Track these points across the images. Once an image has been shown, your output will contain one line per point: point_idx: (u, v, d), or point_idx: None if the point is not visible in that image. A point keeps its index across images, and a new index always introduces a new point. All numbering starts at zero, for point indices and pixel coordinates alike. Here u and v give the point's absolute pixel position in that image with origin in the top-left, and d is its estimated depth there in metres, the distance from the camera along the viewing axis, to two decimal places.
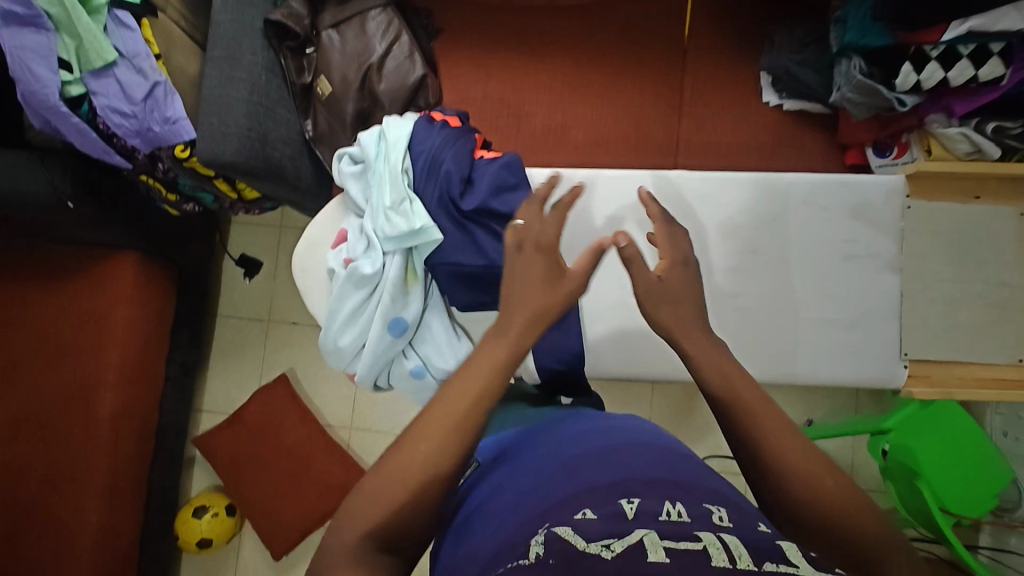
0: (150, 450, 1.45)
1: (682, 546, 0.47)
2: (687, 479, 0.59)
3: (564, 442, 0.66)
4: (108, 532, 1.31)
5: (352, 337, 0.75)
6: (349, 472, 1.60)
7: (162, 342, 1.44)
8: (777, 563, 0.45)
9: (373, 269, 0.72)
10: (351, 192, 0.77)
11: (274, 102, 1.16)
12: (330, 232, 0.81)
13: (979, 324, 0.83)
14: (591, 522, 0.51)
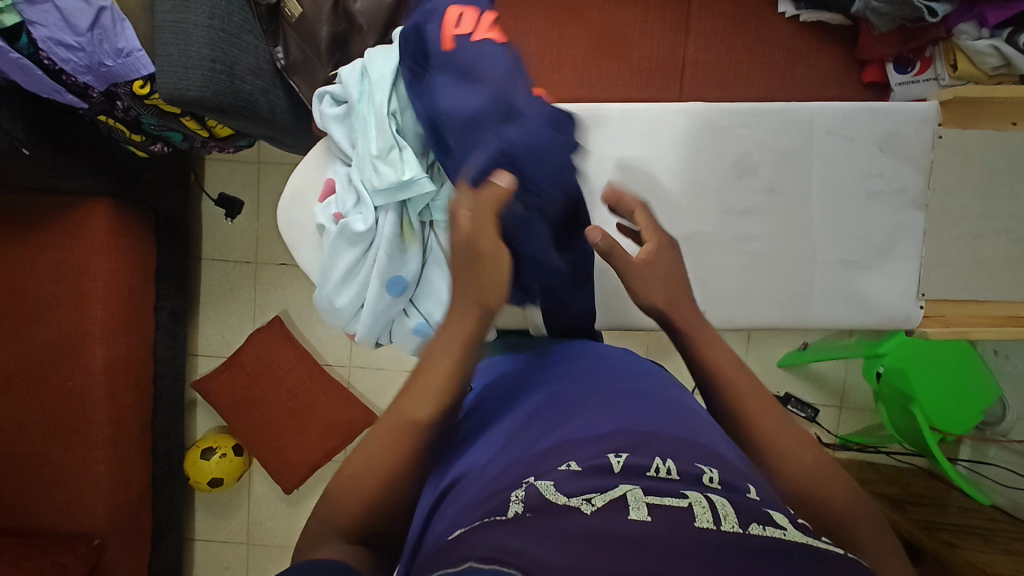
0: (149, 398, 1.44)
1: (666, 502, 0.45)
2: (683, 435, 0.55)
3: (562, 391, 0.65)
4: (118, 480, 1.33)
5: (349, 296, 0.71)
6: (352, 411, 1.61)
7: (146, 291, 1.39)
8: (762, 526, 0.43)
9: (366, 227, 0.67)
10: (336, 138, 0.70)
11: (238, 28, 1.03)
12: (316, 182, 0.74)
13: (998, 261, 0.80)
14: (573, 475, 0.48)
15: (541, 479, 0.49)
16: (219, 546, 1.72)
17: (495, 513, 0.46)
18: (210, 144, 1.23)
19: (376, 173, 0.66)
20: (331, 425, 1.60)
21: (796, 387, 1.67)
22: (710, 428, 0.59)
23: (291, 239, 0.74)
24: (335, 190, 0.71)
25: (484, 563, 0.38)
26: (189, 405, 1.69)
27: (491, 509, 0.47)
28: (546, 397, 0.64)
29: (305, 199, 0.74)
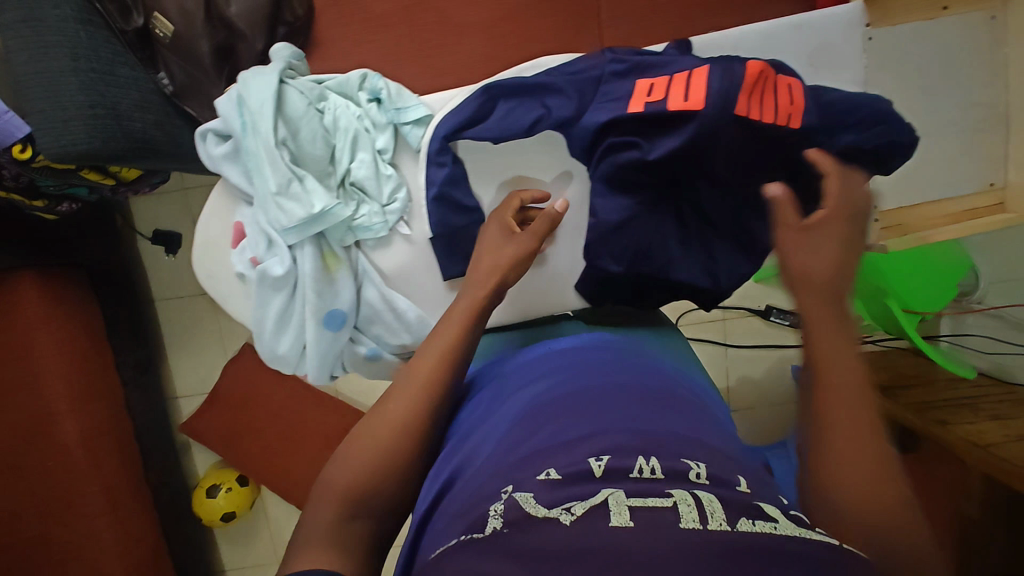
0: (135, 455, 1.41)
1: (649, 503, 0.43)
2: (671, 430, 0.52)
3: (559, 383, 0.61)
4: (126, 544, 1.31)
5: (290, 341, 0.67)
6: (345, 416, 1.59)
7: (100, 352, 1.33)
8: (754, 519, 0.41)
9: (284, 270, 0.62)
10: (230, 177, 0.64)
11: (109, 63, 0.93)
12: (223, 229, 0.68)
13: (945, 152, 0.80)
14: (549, 483, 0.45)
15: (520, 489, 0.45)
16: (251, 572, 1.73)
17: (473, 530, 0.43)
18: (122, 191, 1.16)
19: (279, 208, 0.60)
20: (329, 436, 1.59)
21: (774, 297, 1.70)
22: (700, 422, 0.56)
23: (215, 292, 0.68)
24: (246, 234, 0.66)
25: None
26: (184, 448, 1.66)
27: (472, 522, 0.44)
28: (542, 390, 0.60)
29: (218, 248, 0.68)
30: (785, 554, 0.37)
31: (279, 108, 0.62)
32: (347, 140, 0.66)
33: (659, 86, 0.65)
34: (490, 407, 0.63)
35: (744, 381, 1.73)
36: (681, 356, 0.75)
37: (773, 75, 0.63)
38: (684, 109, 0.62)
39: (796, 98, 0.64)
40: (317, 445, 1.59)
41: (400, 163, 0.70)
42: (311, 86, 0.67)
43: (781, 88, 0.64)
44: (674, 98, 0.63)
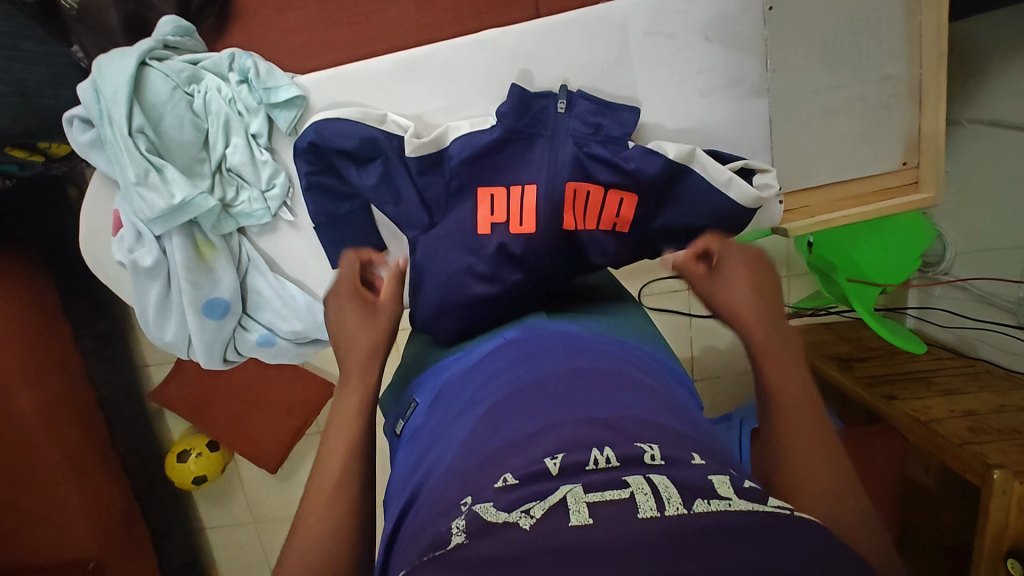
0: (100, 425, 1.45)
1: (608, 496, 0.40)
2: (624, 412, 0.49)
3: (508, 372, 0.58)
4: (94, 507, 1.38)
5: (173, 326, 0.83)
6: (309, 388, 1.62)
7: (57, 325, 1.35)
8: (708, 499, 0.39)
9: (152, 261, 0.77)
10: (98, 163, 0.75)
11: (12, 37, 0.91)
12: (105, 214, 0.78)
13: (857, 132, 0.89)
14: (510, 489, 0.42)
15: (480, 500, 0.42)
16: (229, 531, 1.78)
17: (434, 549, 0.39)
18: (54, 167, 1.13)
19: (150, 197, 0.73)
20: (293, 404, 1.61)
21: None
22: (654, 400, 0.53)
23: (99, 274, 0.79)
24: (122, 227, 0.77)
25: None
26: (156, 414, 1.68)
27: (433, 538, 0.41)
28: (491, 382, 0.58)
29: (102, 235, 0.79)
30: (739, 534, 0.36)
31: (134, 99, 0.73)
32: (219, 127, 0.78)
33: (499, 202, 0.75)
34: (449, 409, 0.59)
35: (709, 350, 1.70)
36: (639, 333, 0.73)
37: (598, 189, 0.76)
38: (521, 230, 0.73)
39: (623, 210, 0.77)
40: (284, 411, 1.61)
41: (274, 144, 0.82)
42: (182, 68, 0.76)
43: (609, 199, 0.77)
44: (514, 220, 0.73)
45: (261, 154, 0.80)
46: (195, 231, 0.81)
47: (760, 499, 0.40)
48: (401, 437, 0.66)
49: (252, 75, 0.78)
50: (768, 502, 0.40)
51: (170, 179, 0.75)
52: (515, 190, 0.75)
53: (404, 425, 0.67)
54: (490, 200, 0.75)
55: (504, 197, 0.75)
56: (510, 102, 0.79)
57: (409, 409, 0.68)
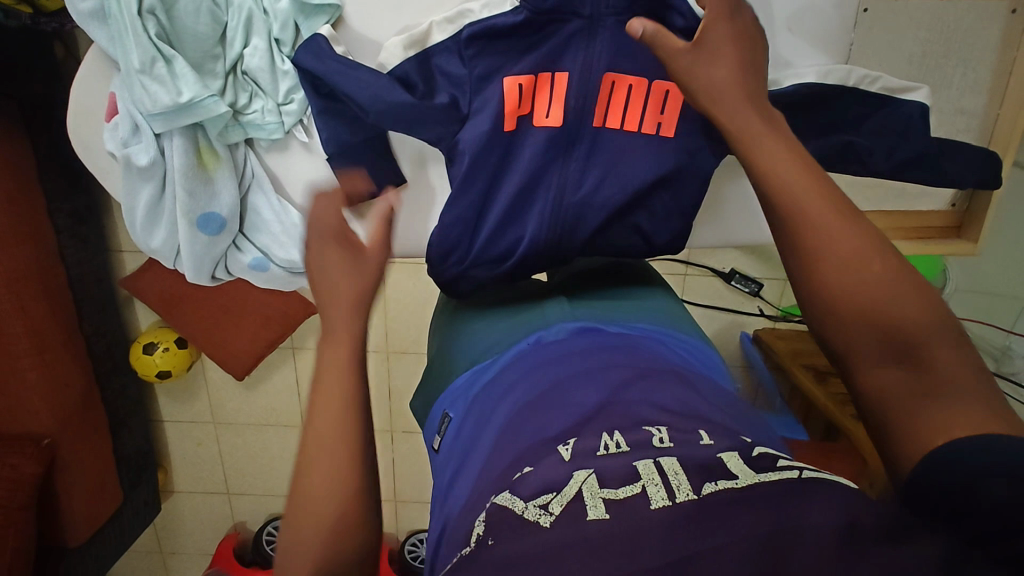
0: (69, 302, 1.39)
1: (623, 493, 0.39)
2: (640, 398, 0.50)
3: (530, 361, 0.58)
4: (55, 383, 1.34)
5: (163, 238, 0.80)
6: (288, 302, 1.53)
7: (32, 193, 1.26)
8: (715, 482, 0.39)
9: (148, 160, 0.72)
10: (97, 36, 0.68)
11: None
12: (97, 96, 0.71)
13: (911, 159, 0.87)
14: (529, 474, 0.43)
15: (501, 492, 0.43)
16: (187, 427, 1.78)
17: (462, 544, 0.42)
18: (43, 23, 1.02)
19: (157, 91, 0.68)
20: (267, 317, 1.53)
21: (741, 261, 1.62)
22: (671, 384, 0.53)
23: (88, 164, 0.74)
24: (119, 112, 0.71)
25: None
26: (127, 301, 1.62)
27: (466, 539, 0.42)
28: (514, 369, 0.58)
29: (92, 119, 0.72)
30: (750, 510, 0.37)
31: None
32: (240, 25, 0.71)
33: (528, 92, 0.72)
34: (470, 404, 0.59)
35: None
36: (673, 320, 0.70)
37: (642, 82, 0.72)
38: (550, 127, 0.72)
39: (669, 105, 0.72)
40: (255, 323, 1.53)
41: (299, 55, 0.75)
42: None
43: (654, 91, 0.72)
44: (539, 113, 0.72)
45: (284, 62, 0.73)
46: (198, 135, 0.76)
47: (768, 467, 0.41)
48: (437, 454, 0.60)
49: None
50: (777, 466, 0.41)
51: (181, 74, 0.69)
52: (545, 79, 0.72)
53: (441, 441, 0.61)
54: (519, 91, 0.71)
55: (532, 86, 0.72)
56: (574, 82, 0.71)
57: (443, 423, 0.62)
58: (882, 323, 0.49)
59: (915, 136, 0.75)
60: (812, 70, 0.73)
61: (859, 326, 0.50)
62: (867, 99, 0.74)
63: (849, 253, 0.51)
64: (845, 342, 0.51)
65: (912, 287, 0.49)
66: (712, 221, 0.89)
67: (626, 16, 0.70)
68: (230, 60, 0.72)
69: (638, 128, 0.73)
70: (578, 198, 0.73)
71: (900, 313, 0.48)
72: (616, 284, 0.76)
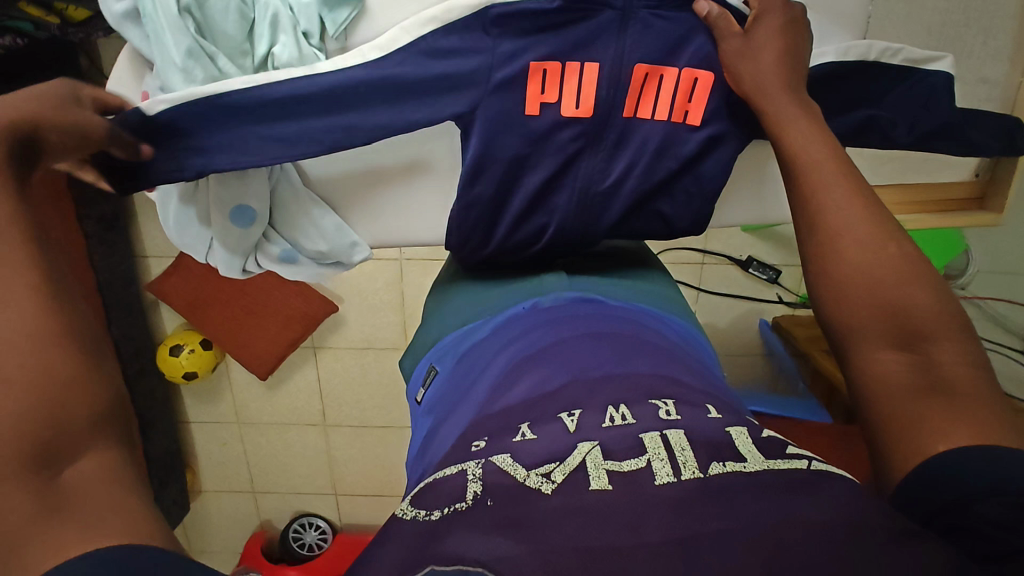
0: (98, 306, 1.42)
1: (626, 466, 0.42)
2: (645, 373, 0.53)
3: (531, 334, 0.62)
4: None
5: (196, 232, 0.81)
6: (310, 301, 1.56)
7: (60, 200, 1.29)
8: (723, 462, 0.41)
9: None
10: (132, 37, 0.69)
11: None
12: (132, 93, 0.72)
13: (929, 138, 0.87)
14: (530, 443, 0.45)
15: (500, 452, 0.45)
16: (212, 428, 1.80)
17: (450, 497, 0.42)
18: (70, 34, 1.04)
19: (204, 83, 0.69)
20: (290, 316, 1.56)
21: (759, 249, 1.62)
22: (665, 360, 0.57)
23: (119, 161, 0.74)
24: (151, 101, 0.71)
25: (445, 564, 0.36)
26: (152, 305, 1.65)
27: (444, 492, 0.43)
28: (513, 346, 0.62)
29: None
30: (751, 494, 0.38)
31: None
32: (266, 21, 0.71)
33: (552, 78, 0.70)
34: (469, 372, 0.64)
35: (707, 326, 1.70)
36: (668, 303, 0.75)
37: (673, 71, 0.71)
38: (577, 117, 0.71)
39: (697, 92, 0.72)
40: (278, 321, 1.57)
41: (326, 49, 0.74)
42: None
43: (683, 80, 0.72)
44: (568, 102, 0.71)
45: (312, 54, 0.72)
46: None
47: (779, 452, 0.43)
48: (420, 403, 0.70)
49: None
50: (786, 454, 0.43)
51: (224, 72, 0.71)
52: (574, 67, 0.70)
53: (427, 391, 0.70)
54: (542, 77, 0.70)
55: (559, 73, 0.70)
56: (606, 76, 0.71)
57: (429, 375, 0.71)
58: (893, 318, 0.51)
59: (935, 113, 0.75)
60: (833, 47, 0.72)
61: (870, 321, 0.52)
62: (890, 77, 0.74)
63: (865, 238, 0.55)
64: (854, 333, 0.53)
65: (919, 279, 0.52)
66: (736, 203, 0.89)
67: (655, 3, 0.70)
68: (259, 56, 0.72)
69: (666, 117, 0.73)
70: (604, 190, 0.74)
71: (913, 312, 0.50)
72: (612, 266, 0.81)
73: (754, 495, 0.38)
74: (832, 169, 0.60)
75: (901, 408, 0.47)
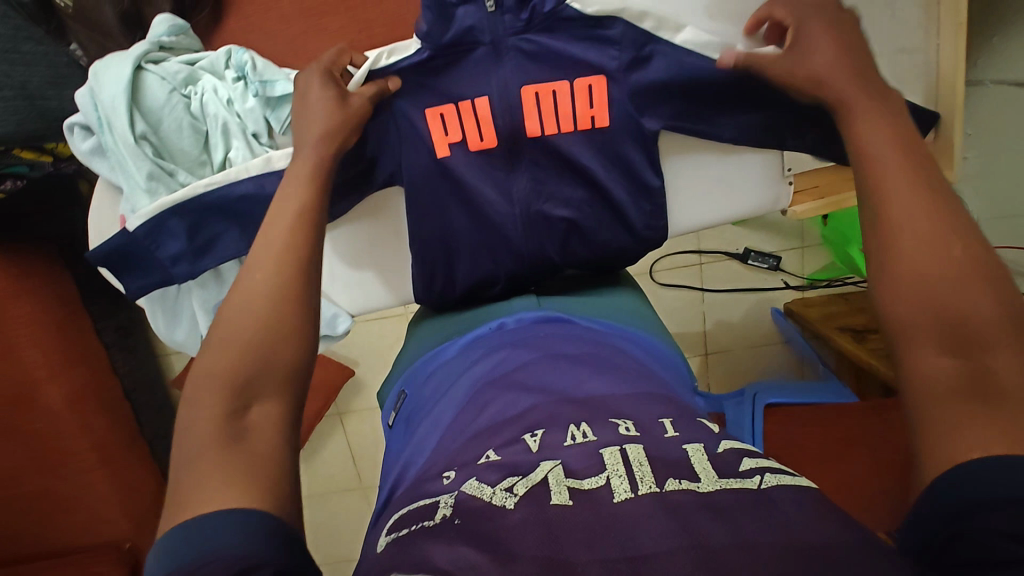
0: (127, 411, 1.47)
1: (587, 484, 0.44)
2: (604, 394, 0.57)
3: (500, 361, 0.66)
4: (128, 490, 1.42)
5: (185, 332, 0.85)
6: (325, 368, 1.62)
7: (77, 317, 1.37)
8: (679, 479, 0.44)
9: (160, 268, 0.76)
10: (101, 170, 0.75)
11: (12, 40, 0.94)
12: (112, 220, 0.77)
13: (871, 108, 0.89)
14: (492, 465, 0.48)
15: (467, 477, 0.47)
16: None
17: (423, 519, 0.44)
18: (63, 167, 1.13)
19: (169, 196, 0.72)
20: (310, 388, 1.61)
21: (753, 238, 1.62)
22: (624, 377, 0.61)
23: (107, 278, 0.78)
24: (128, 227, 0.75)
25: (414, 572, 0.38)
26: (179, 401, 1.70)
27: (419, 516, 0.45)
28: (479, 368, 0.66)
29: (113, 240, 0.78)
30: (704, 508, 0.40)
31: (133, 104, 0.72)
32: (217, 130, 0.74)
33: (452, 119, 0.76)
34: (435, 399, 0.67)
35: (720, 324, 1.68)
36: (631, 317, 0.79)
37: (564, 83, 0.76)
38: (484, 148, 0.77)
39: (595, 98, 0.76)
40: None
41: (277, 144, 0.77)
42: (178, 70, 0.75)
43: (578, 90, 0.76)
44: (472, 137, 0.77)
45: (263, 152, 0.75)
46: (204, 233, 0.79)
47: (731, 471, 0.45)
48: (393, 426, 0.74)
49: (248, 71, 0.75)
50: (739, 471, 0.45)
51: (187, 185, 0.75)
52: (467, 106, 0.76)
53: (396, 415, 0.74)
54: (442, 120, 0.76)
55: (457, 113, 0.77)
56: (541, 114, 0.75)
57: (399, 398, 0.76)
58: (942, 317, 0.45)
59: None
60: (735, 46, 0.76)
61: (922, 319, 0.46)
62: None
63: (921, 230, 0.49)
64: (899, 331, 0.47)
65: (976, 276, 0.46)
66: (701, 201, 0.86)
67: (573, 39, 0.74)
68: (217, 163, 0.76)
69: (572, 128, 0.77)
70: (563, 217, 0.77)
71: (964, 311, 0.45)
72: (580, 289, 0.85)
73: (706, 514, 0.40)
74: (894, 161, 0.54)
75: (938, 414, 0.42)
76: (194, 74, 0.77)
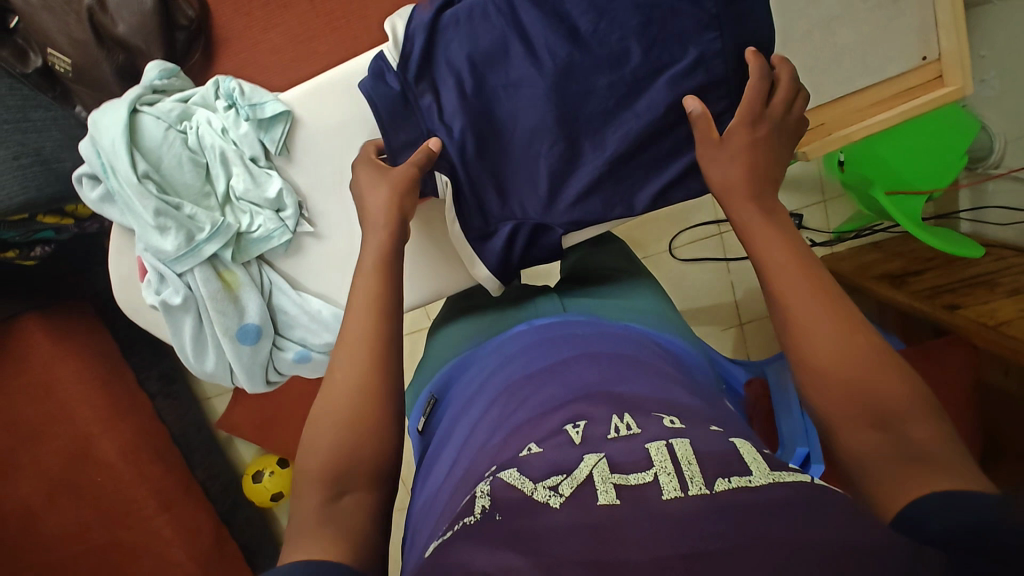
0: (178, 458, 1.48)
1: (633, 479, 0.42)
2: (642, 389, 0.54)
3: (529, 358, 0.65)
4: (189, 534, 1.40)
5: (214, 362, 0.86)
6: None
7: (121, 369, 1.41)
8: (729, 477, 0.40)
9: (180, 298, 0.79)
10: (113, 216, 0.78)
11: (21, 109, 0.99)
12: (130, 263, 0.81)
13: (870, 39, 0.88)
14: (537, 457, 0.46)
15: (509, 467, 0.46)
16: None
17: (461, 518, 0.42)
18: (87, 226, 1.15)
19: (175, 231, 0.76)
20: None
21: None
22: (658, 369, 0.59)
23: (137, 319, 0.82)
24: (147, 270, 0.79)
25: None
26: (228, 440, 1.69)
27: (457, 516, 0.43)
28: (515, 367, 0.64)
29: (133, 282, 0.82)
30: (762, 507, 0.37)
31: (131, 145, 0.75)
32: (216, 159, 0.79)
33: None
34: (471, 400, 0.66)
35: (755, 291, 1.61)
36: (655, 318, 0.77)
37: None
38: None
39: None
40: None
41: (274, 165, 0.81)
42: (174, 108, 0.79)
43: None
44: None
45: (262, 174, 0.79)
46: (215, 262, 0.82)
47: (783, 466, 0.43)
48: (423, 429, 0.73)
49: (236, 96, 0.78)
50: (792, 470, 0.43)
51: (190, 215, 0.78)
52: None
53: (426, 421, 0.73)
54: None
55: None
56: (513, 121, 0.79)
57: (429, 405, 0.74)
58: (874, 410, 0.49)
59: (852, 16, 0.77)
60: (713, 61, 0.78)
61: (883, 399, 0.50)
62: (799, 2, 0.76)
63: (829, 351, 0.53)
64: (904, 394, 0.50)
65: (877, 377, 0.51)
66: None
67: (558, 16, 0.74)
68: (220, 193, 0.80)
69: None
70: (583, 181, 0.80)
71: (881, 398, 0.50)
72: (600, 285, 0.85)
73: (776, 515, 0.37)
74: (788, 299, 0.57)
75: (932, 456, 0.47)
76: (185, 108, 0.79)
